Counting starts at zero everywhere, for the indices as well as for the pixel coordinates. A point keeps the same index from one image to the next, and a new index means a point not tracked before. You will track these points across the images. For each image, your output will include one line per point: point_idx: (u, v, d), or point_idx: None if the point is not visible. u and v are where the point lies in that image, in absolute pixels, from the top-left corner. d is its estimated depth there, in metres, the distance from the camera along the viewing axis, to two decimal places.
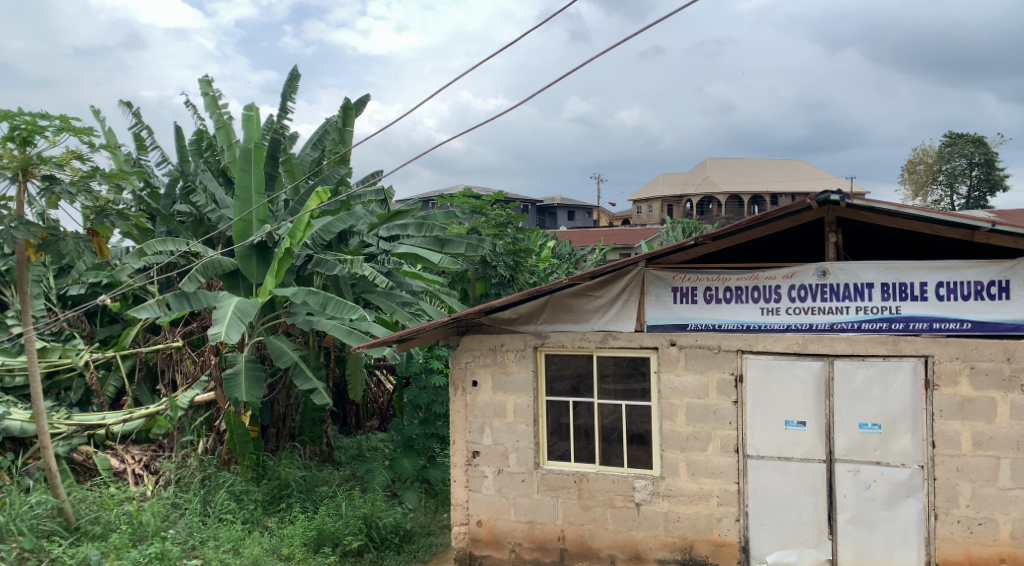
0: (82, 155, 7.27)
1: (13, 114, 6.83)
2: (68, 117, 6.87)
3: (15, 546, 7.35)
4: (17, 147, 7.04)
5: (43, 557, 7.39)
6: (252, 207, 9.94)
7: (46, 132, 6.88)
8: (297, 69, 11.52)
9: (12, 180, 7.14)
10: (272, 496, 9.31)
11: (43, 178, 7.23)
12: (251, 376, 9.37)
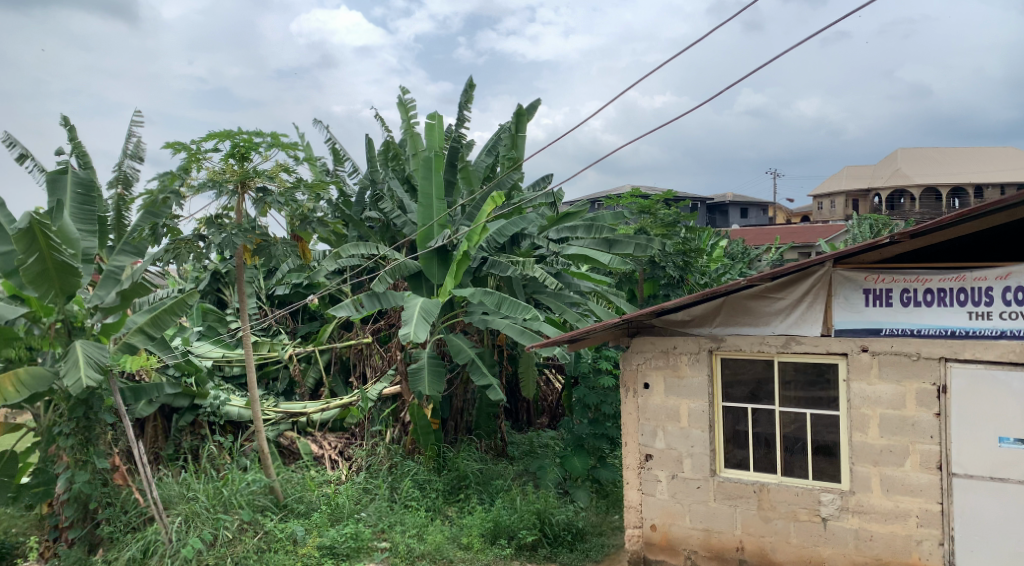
0: (290, 168, 7.84)
1: (234, 134, 7.46)
2: (279, 135, 7.45)
3: (236, 517, 8.05)
4: (236, 163, 7.67)
5: (259, 529, 8.09)
6: (432, 212, 10.25)
7: (261, 148, 7.48)
8: (472, 78, 11.84)
9: (233, 193, 7.77)
10: (451, 487, 9.60)
11: (257, 190, 7.85)
12: (433, 370, 9.73)
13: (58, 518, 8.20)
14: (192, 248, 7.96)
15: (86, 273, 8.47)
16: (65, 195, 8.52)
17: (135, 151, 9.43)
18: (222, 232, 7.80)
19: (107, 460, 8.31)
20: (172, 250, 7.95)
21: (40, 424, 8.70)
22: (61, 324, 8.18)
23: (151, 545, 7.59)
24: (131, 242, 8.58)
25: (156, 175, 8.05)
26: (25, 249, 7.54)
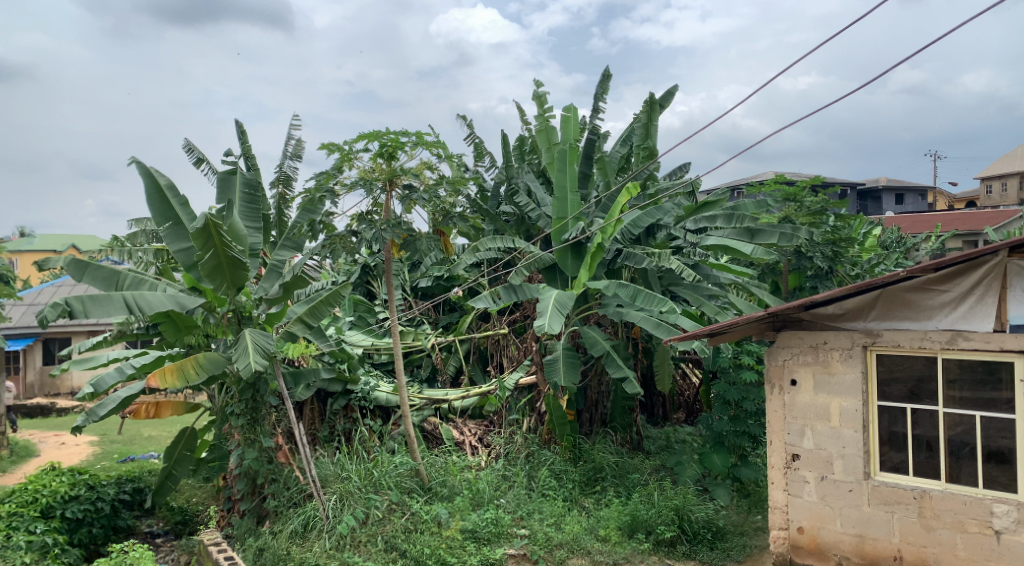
0: (433, 165, 8.07)
1: (382, 134, 7.75)
2: (423, 133, 7.68)
3: (386, 498, 8.43)
4: (385, 162, 7.98)
5: (406, 509, 8.37)
6: (567, 204, 10.29)
7: (407, 148, 7.73)
8: (607, 68, 11.74)
9: (382, 190, 8.07)
10: (587, 478, 9.61)
11: (404, 187, 8.12)
12: (568, 363, 9.76)
13: (230, 491, 9.09)
14: (345, 244, 8.26)
15: (253, 266, 9.08)
16: (234, 194, 9.17)
17: (295, 152, 9.99)
18: (373, 227, 8.14)
19: (272, 439, 8.83)
20: (329, 246, 8.28)
21: (214, 405, 9.49)
22: (232, 313, 8.91)
23: (311, 520, 8.12)
24: (292, 237, 9.21)
25: (312, 176, 8.46)
26: (203, 246, 8.13)
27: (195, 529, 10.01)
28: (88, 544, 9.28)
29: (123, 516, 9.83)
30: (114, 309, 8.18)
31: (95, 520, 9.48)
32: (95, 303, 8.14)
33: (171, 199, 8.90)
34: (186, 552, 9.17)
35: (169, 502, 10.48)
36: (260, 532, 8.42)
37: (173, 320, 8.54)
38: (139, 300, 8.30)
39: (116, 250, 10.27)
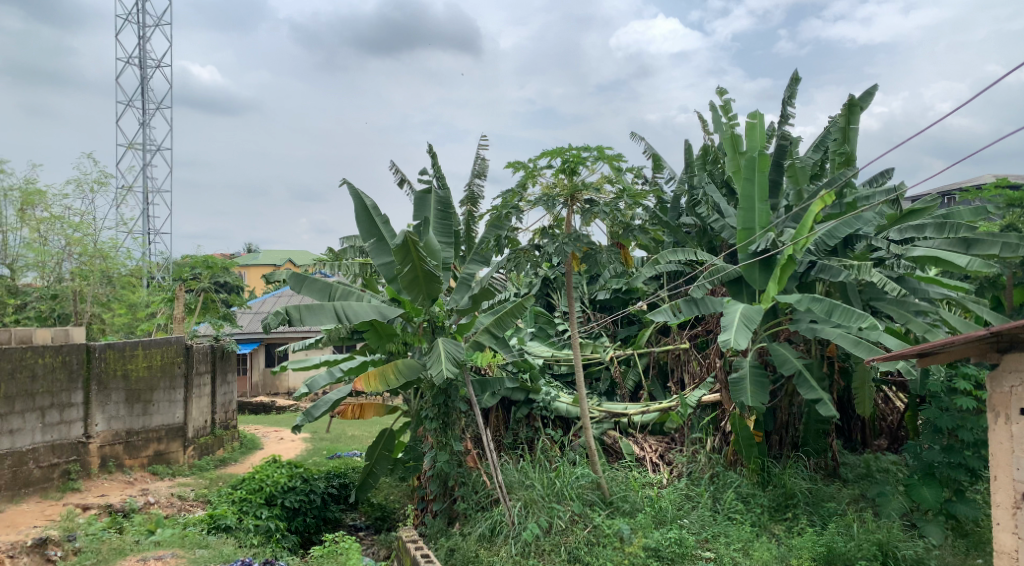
0: (613, 179, 8.43)
1: (565, 150, 8.22)
2: (604, 147, 8.08)
3: (568, 509, 8.74)
4: (567, 177, 8.43)
5: (588, 522, 8.62)
6: (755, 216, 10.28)
7: (587, 162, 8.16)
8: (796, 72, 11.59)
9: (564, 205, 8.55)
10: (778, 504, 9.53)
11: (585, 202, 8.54)
12: (756, 381, 9.73)
13: (425, 491, 9.86)
14: (529, 258, 8.87)
15: (445, 279, 9.78)
16: (430, 212, 10.03)
17: (481, 170, 10.69)
18: (555, 241, 8.60)
19: (461, 444, 9.51)
20: (514, 260, 8.88)
21: (410, 407, 10.34)
22: (428, 323, 9.65)
23: (497, 524, 8.68)
24: (481, 251, 9.72)
25: (500, 194, 9.10)
26: (402, 261, 8.92)
27: (392, 524, 10.79)
28: (303, 532, 10.31)
29: (332, 508, 10.80)
30: (325, 318, 9.18)
31: (309, 510, 10.49)
32: (309, 312, 9.17)
33: (377, 217, 9.75)
34: (385, 546, 10.00)
35: (371, 498, 11.40)
36: (452, 532, 9.06)
37: (375, 328, 9.49)
38: (347, 309, 9.28)
39: (329, 265, 11.38)
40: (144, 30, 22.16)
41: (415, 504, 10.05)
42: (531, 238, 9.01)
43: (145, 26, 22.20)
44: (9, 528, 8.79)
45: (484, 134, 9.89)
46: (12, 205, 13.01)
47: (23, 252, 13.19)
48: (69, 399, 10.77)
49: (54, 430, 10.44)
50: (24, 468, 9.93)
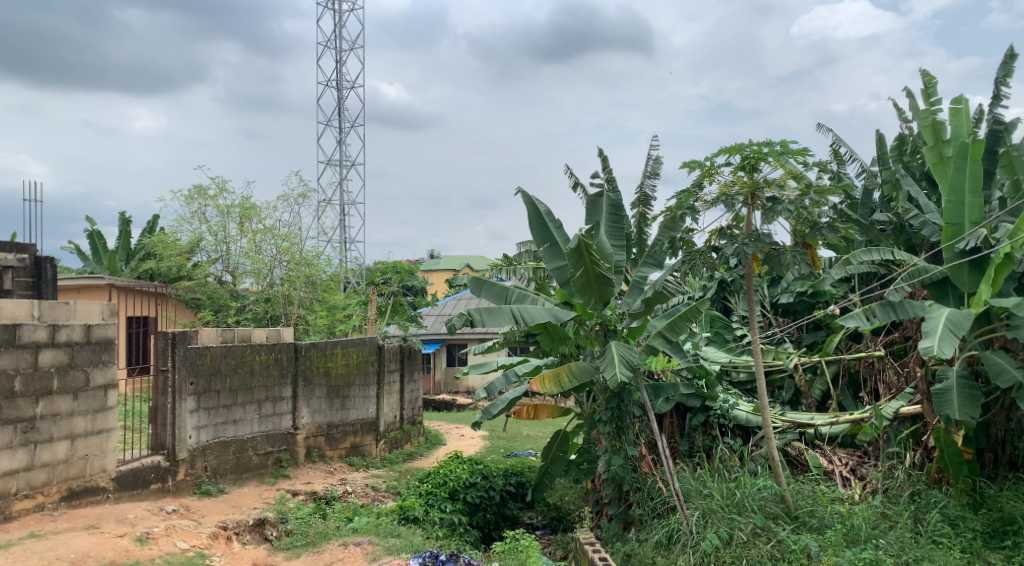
0: (798, 174, 8.11)
1: (745, 146, 8.00)
2: (787, 142, 7.81)
3: (749, 522, 8.33)
4: (747, 174, 8.17)
5: (771, 536, 8.18)
6: (964, 209, 9.50)
7: (770, 158, 7.91)
8: (1012, 51, 10.65)
9: (744, 204, 8.30)
10: (993, 530, 8.71)
11: (768, 200, 8.23)
12: (965, 394, 9.05)
13: (598, 495, 9.91)
14: (705, 259, 8.72)
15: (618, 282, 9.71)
16: (601, 216, 10.01)
17: (653, 171, 10.64)
18: (735, 242, 8.41)
19: (636, 448, 9.45)
20: (689, 262, 8.79)
21: (583, 410, 10.44)
22: (599, 326, 9.62)
23: (674, 532, 8.51)
24: (655, 254, 9.61)
25: (674, 194, 8.93)
26: (575, 265, 8.94)
27: (568, 526, 10.87)
28: (484, 527, 10.53)
29: (510, 506, 11.05)
30: (504, 320, 9.47)
31: (489, 506, 10.75)
32: (490, 314, 9.51)
33: (548, 222, 9.91)
34: (563, 547, 10.04)
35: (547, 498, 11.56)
36: (628, 537, 9.08)
37: (547, 330, 9.76)
38: (522, 311, 9.50)
39: (504, 269, 11.65)
40: (340, 54, 23.90)
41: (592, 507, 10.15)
42: (707, 239, 8.84)
43: (342, 50, 23.92)
44: (234, 507, 9.73)
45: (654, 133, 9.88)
46: (234, 220, 15.33)
47: (242, 260, 15.13)
48: (280, 393, 11.77)
49: (269, 420, 11.47)
50: (245, 454, 10.98)
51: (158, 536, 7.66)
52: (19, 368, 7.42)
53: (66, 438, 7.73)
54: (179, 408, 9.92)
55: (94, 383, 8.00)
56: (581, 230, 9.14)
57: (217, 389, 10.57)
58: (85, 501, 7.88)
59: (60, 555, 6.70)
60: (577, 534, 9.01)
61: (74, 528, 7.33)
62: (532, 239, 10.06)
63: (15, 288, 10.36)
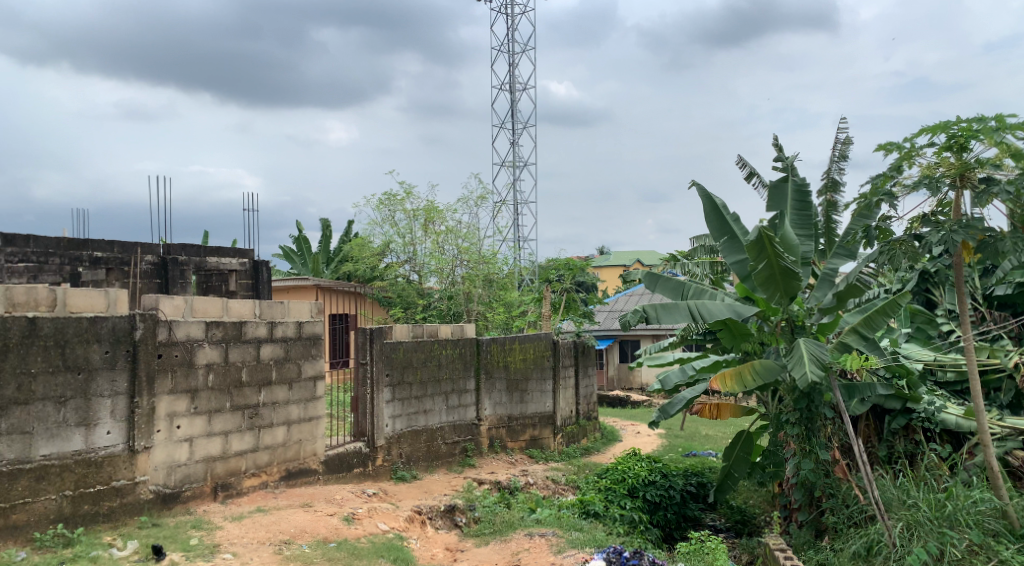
0: (1016, 152, 7.48)
1: (952, 123, 7.51)
2: (1003, 115, 7.23)
3: (965, 537, 7.67)
4: (955, 155, 7.66)
5: (992, 555, 7.50)
6: None
7: (983, 134, 7.36)
8: None
9: (952, 187, 7.70)
10: None
11: (980, 180, 7.65)
12: None
13: (786, 499, 9.69)
14: (906, 249, 8.15)
15: (806, 275, 9.38)
16: (787, 205, 9.69)
17: (841, 153, 10.17)
18: (942, 229, 7.84)
19: (827, 452, 9.06)
20: (888, 253, 8.28)
21: (768, 411, 10.23)
22: (785, 322, 9.30)
23: (875, 543, 8.06)
24: (850, 244, 9.27)
25: (869, 180, 8.53)
26: (757, 258, 8.71)
27: (754, 530, 10.53)
28: (665, 526, 10.44)
29: (691, 507, 10.82)
30: (681, 317, 9.45)
31: (669, 506, 10.62)
32: (666, 312, 9.51)
33: (727, 215, 9.76)
34: (749, 551, 9.76)
35: (729, 501, 11.30)
36: (821, 545, 8.74)
37: (729, 327, 9.45)
38: (702, 307, 9.40)
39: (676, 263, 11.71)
40: (514, 57, 24.58)
41: (779, 512, 9.97)
42: (908, 226, 8.37)
43: (516, 53, 24.56)
44: (426, 493, 10.35)
45: (844, 116, 9.51)
46: (419, 223, 16.16)
47: (427, 260, 15.82)
48: (465, 386, 12.32)
49: (455, 412, 12.06)
50: (435, 443, 11.61)
51: (362, 517, 8.30)
52: (245, 360, 8.13)
53: (284, 423, 8.55)
54: (377, 398, 10.64)
55: (305, 375, 8.83)
56: (763, 222, 8.90)
57: (409, 380, 11.24)
58: (300, 482, 8.76)
59: (283, 529, 7.39)
60: (768, 539, 8.81)
61: (292, 506, 8.09)
62: (710, 233, 9.93)
63: (239, 290, 11.94)
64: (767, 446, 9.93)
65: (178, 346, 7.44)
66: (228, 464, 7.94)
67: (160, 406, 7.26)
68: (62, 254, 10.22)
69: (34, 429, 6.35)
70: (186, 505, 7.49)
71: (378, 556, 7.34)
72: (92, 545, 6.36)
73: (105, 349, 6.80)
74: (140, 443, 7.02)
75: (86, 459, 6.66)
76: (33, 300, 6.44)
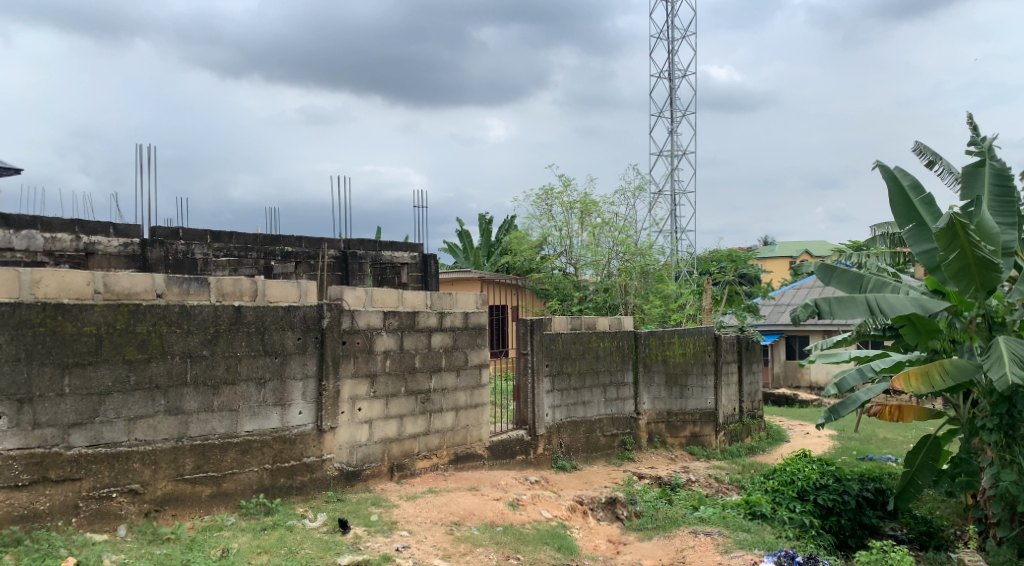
0: None
1: None
2: None
3: None
4: None
5: None
6: None
7: None
8: None
9: None
10: None
11: None
12: None
13: (983, 512, 8.97)
14: None
15: (1008, 266, 8.56)
16: (983, 188, 9.03)
17: None
18: None
19: None
20: None
21: (959, 414, 9.54)
22: (982, 318, 8.68)
23: None
24: None
25: None
26: (948, 247, 8.18)
27: (943, 542, 9.94)
28: (838, 533, 9.96)
29: (868, 514, 10.27)
30: (858, 312, 8.98)
31: (843, 512, 10.11)
32: (841, 305, 9.04)
33: (914, 199, 9.20)
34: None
35: (912, 510, 10.70)
36: None
37: (914, 323, 8.98)
38: (882, 302, 8.95)
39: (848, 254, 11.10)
40: (673, 44, 24.23)
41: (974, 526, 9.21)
42: None
43: (674, 40, 24.13)
44: (586, 484, 10.47)
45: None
46: (576, 215, 16.28)
47: (583, 252, 16.02)
48: (623, 379, 12.32)
49: (614, 404, 12.09)
50: (594, 435, 11.71)
51: (526, 503, 8.53)
52: (417, 348, 8.55)
53: (452, 409, 8.93)
54: (537, 387, 10.83)
55: (471, 363, 9.16)
56: (955, 208, 8.32)
57: (568, 371, 11.36)
58: (467, 465, 9.14)
59: (453, 511, 7.73)
60: (959, 555, 8.24)
61: (461, 488, 8.44)
62: (894, 220, 9.42)
63: (410, 282, 12.63)
64: (960, 454, 9.47)
65: (359, 334, 7.92)
66: (403, 446, 8.39)
67: (344, 389, 7.76)
68: (259, 249, 11.03)
69: (240, 407, 6.95)
70: (366, 482, 7.99)
71: (543, 543, 7.52)
72: (287, 514, 6.94)
73: (297, 336, 7.37)
74: (327, 423, 7.56)
75: (282, 436, 7.25)
76: (238, 291, 7.00)
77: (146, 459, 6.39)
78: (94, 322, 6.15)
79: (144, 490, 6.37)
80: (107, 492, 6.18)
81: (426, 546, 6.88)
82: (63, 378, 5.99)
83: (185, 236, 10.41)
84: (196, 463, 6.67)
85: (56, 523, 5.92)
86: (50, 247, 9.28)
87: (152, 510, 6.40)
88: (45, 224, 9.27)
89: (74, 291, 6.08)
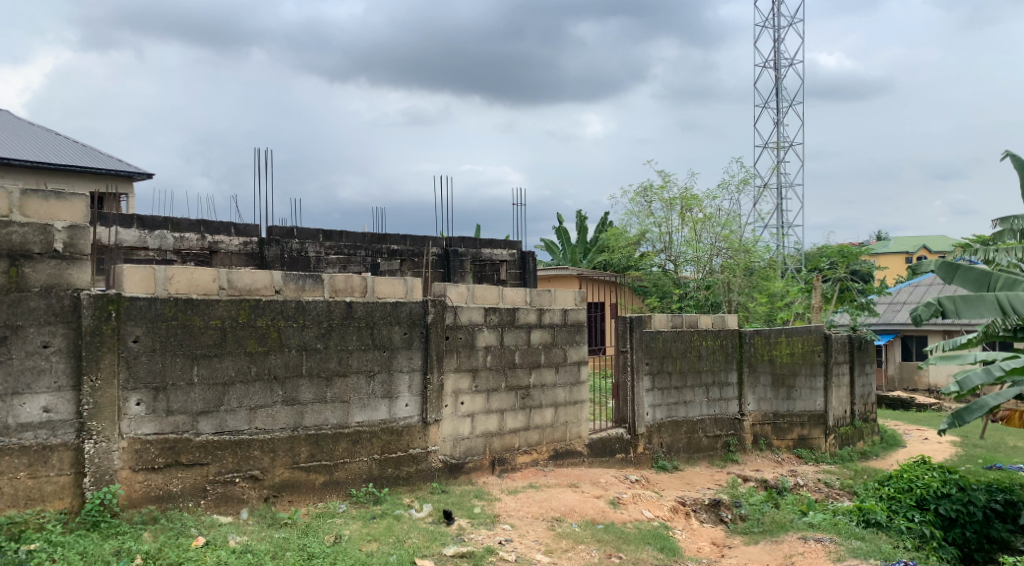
0: None
1: None
2: None
3: None
4: None
5: None
6: None
7: None
8: None
9: None
10: None
11: None
12: None
13: None
14: None
15: None
16: None
17: None
18: None
19: None
20: None
21: None
22: None
23: None
24: None
25: None
26: None
27: None
28: (963, 546, 9.55)
29: (997, 527, 9.75)
30: (987, 310, 8.59)
31: (968, 523, 9.68)
32: (968, 304, 8.65)
33: None
34: None
35: None
36: None
37: None
38: (1013, 300, 8.54)
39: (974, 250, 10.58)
40: (778, 32, 23.54)
41: None
42: None
43: (779, 28, 23.44)
44: (689, 485, 10.34)
45: None
46: (677, 211, 16.07)
47: (683, 249, 15.74)
48: (726, 379, 12.09)
49: (717, 405, 11.89)
50: (696, 435, 11.55)
51: (628, 502, 8.51)
52: (518, 344, 8.65)
53: (552, 405, 9.00)
54: (637, 386, 10.75)
55: (571, 359, 9.20)
56: None
57: (669, 370, 11.22)
58: (567, 462, 9.19)
59: (554, 507, 7.79)
60: None
61: (561, 485, 8.50)
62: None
63: (509, 279, 12.77)
64: None
65: (462, 330, 8.09)
66: (504, 441, 8.51)
67: (447, 383, 7.94)
68: (366, 247, 11.42)
69: (351, 399, 7.22)
70: (469, 475, 8.15)
71: (645, 543, 7.49)
72: (395, 504, 7.17)
73: (404, 331, 7.59)
74: (431, 416, 7.75)
75: (390, 427, 7.49)
76: (349, 287, 7.27)
77: (266, 447, 6.72)
78: (219, 316, 6.50)
79: (264, 476, 6.70)
80: (231, 477, 6.53)
81: (528, 541, 6.97)
82: (192, 368, 6.37)
83: (299, 235, 10.80)
84: (311, 452, 6.97)
85: (187, 504, 6.30)
86: (179, 246, 10.00)
87: (270, 495, 6.73)
88: (175, 224, 10.00)
89: (202, 287, 6.44)
